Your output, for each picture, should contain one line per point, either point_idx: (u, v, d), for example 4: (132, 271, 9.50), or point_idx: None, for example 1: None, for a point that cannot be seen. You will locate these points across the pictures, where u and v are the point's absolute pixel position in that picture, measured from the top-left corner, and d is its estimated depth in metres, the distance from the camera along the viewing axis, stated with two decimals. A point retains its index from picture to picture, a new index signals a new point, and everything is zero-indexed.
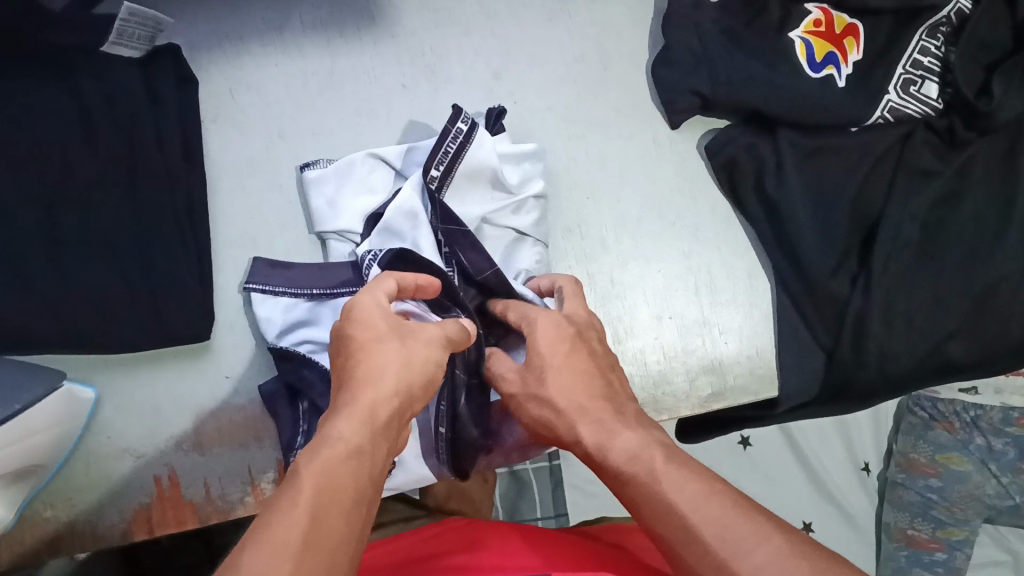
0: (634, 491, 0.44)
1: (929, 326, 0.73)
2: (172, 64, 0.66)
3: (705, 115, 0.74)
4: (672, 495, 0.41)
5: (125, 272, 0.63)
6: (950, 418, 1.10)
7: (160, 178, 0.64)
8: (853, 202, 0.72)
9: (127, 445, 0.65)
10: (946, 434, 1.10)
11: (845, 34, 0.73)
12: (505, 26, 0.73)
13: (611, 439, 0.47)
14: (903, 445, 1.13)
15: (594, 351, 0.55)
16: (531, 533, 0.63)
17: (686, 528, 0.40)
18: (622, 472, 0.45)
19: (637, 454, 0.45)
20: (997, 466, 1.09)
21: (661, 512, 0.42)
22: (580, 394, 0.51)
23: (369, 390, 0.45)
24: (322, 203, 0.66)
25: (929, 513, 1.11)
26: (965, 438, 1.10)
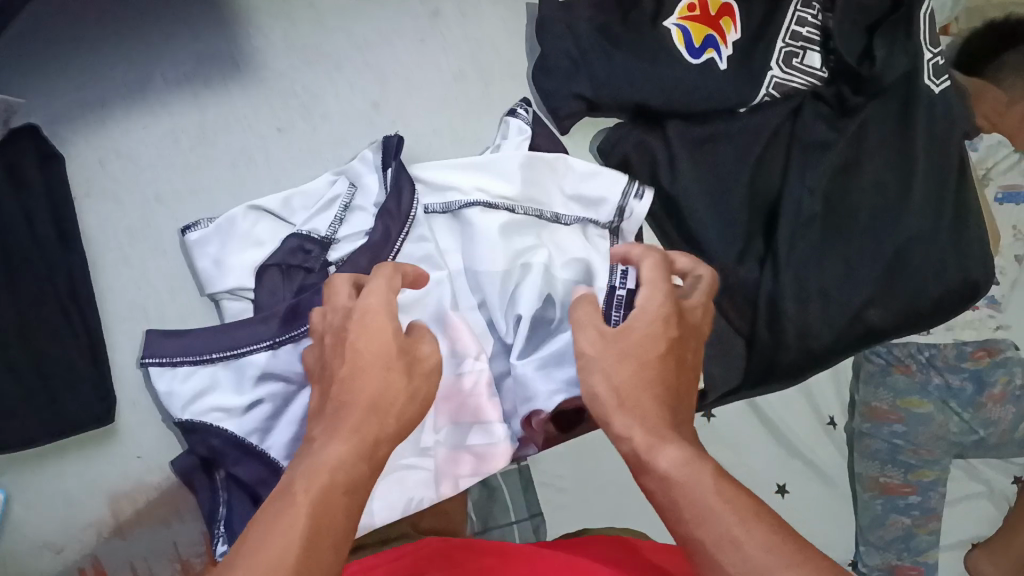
0: (680, 496, 0.42)
1: (848, 296, 0.71)
2: (32, 143, 0.64)
3: (594, 118, 0.74)
4: (721, 513, 0.40)
5: (14, 367, 0.61)
6: (906, 360, 0.97)
7: (38, 265, 0.63)
8: (750, 183, 0.71)
9: (44, 541, 0.63)
10: (904, 377, 0.97)
11: (721, 14, 0.72)
12: (376, 54, 0.72)
13: (664, 445, 0.44)
14: (864, 394, 0.97)
15: (677, 351, 0.50)
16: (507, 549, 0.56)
17: (729, 536, 0.39)
18: (657, 491, 0.43)
19: (693, 457, 0.43)
20: (958, 403, 0.97)
21: (701, 518, 0.40)
22: (648, 392, 0.47)
23: (370, 419, 0.45)
24: (209, 264, 0.64)
25: (899, 458, 0.94)
26: (923, 379, 0.97)
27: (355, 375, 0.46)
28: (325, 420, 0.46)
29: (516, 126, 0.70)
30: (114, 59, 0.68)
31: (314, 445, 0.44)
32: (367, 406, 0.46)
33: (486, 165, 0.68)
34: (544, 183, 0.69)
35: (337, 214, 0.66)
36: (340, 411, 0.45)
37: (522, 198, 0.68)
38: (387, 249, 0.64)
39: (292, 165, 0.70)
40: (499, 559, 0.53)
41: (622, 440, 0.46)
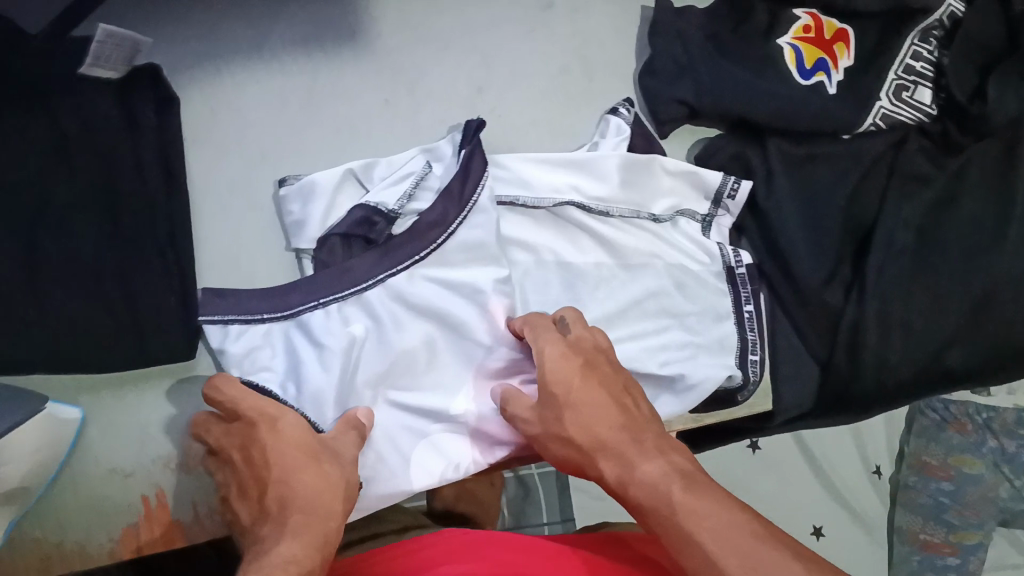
0: (657, 522, 0.46)
1: (929, 333, 0.71)
2: (150, 84, 0.64)
3: (694, 126, 0.74)
4: (692, 526, 0.44)
5: (106, 297, 0.63)
6: (963, 419, 1.00)
7: (140, 201, 0.63)
8: (845, 210, 0.71)
9: (114, 466, 0.65)
10: (958, 436, 1.00)
11: (835, 40, 0.72)
12: (484, 37, 0.73)
13: (637, 467, 0.50)
14: (914, 446, 1.02)
15: (602, 377, 0.56)
16: (528, 544, 0.58)
17: (704, 554, 0.43)
18: (645, 505, 0.48)
19: (666, 476, 0.48)
20: (1010, 467, 1.00)
21: (680, 542, 0.44)
22: (606, 428, 0.53)
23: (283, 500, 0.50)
24: (294, 220, 0.65)
25: (942, 516, 1.00)
26: (979, 439, 1.00)
27: (270, 481, 0.51)
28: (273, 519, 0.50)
29: (615, 125, 0.71)
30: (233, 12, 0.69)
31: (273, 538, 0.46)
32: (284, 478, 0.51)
33: (581, 164, 0.68)
34: (643, 185, 0.70)
35: (409, 187, 0.66)
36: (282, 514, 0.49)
37: (612, 200, 0.69)
38: (442, 230, 0.64)
39: (393, 140, 0.71)
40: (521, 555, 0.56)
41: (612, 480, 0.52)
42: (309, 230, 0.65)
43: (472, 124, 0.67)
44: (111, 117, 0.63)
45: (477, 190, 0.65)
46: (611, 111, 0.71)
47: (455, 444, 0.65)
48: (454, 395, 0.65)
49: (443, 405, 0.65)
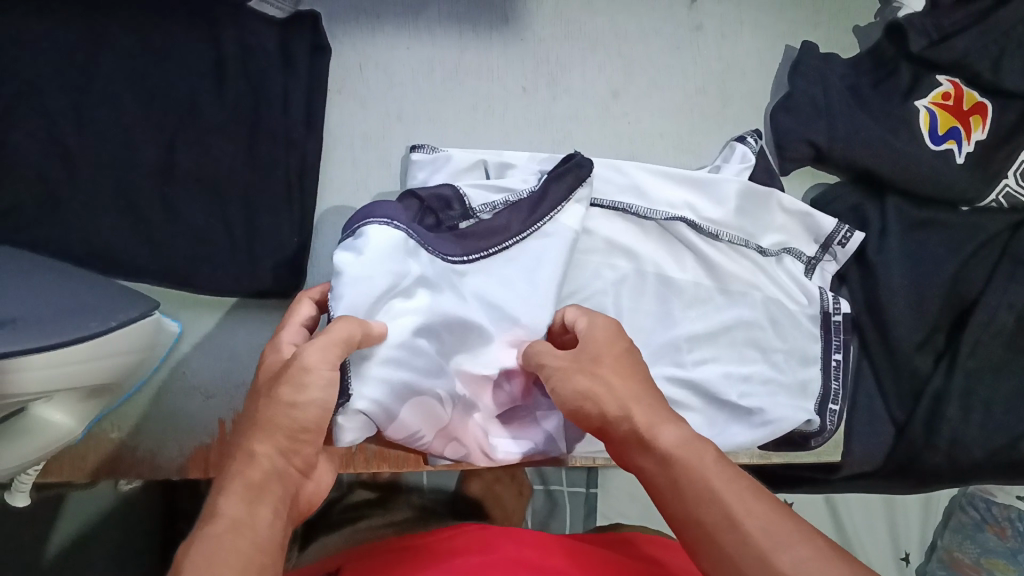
0: (677, 476, 0.42)
1: (1006, 419, 0.71)
2: (309, 30, 0.67)
3: (815, 168, 0.75)
4: (719, 484, 0.40)
5: (229, 219, 0.65)
6: (1002, 522, 1.01)
7: (279, 137, 0.66)
8: (952, 279, 0.71)
9: (199, 385, 0.67)
10: (995, 538, 1.02)
11: (973, 111, 0.72)
12: (630, 47, 0.75)
13: (661, 421, 0.45)
14: (948, 541, 1.05)
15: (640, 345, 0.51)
16: (548, 541, 0.61)
17: (731, 519, 0.39)
18: (665, 455, 0.43)
19: (693, 442, 0.43)
20: None
21: (702, 499, 0.40)
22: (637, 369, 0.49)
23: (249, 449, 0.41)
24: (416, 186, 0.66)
25: None
26: (1016, 546, 1.00)
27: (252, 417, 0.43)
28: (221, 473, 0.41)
29: (740, 152, 0.71)
30: None
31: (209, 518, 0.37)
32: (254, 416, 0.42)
33: (701, 183, 0.68)
34: (756, 215, 0.70)
35: (500, 200, 0.62)
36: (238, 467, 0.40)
37: (726, 224, 0.69)
38: (501, 241, 0.60)
39: (523, 126, 0.73)
40: (538, 550, 0.59)
41: (615, 419, 0.46)
42: None
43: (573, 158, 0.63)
44: (269, 53, 0.66)
45: (545, 218, 0.61)
46: (738, 139, 0.72)
47: (427, 413, 0.57)
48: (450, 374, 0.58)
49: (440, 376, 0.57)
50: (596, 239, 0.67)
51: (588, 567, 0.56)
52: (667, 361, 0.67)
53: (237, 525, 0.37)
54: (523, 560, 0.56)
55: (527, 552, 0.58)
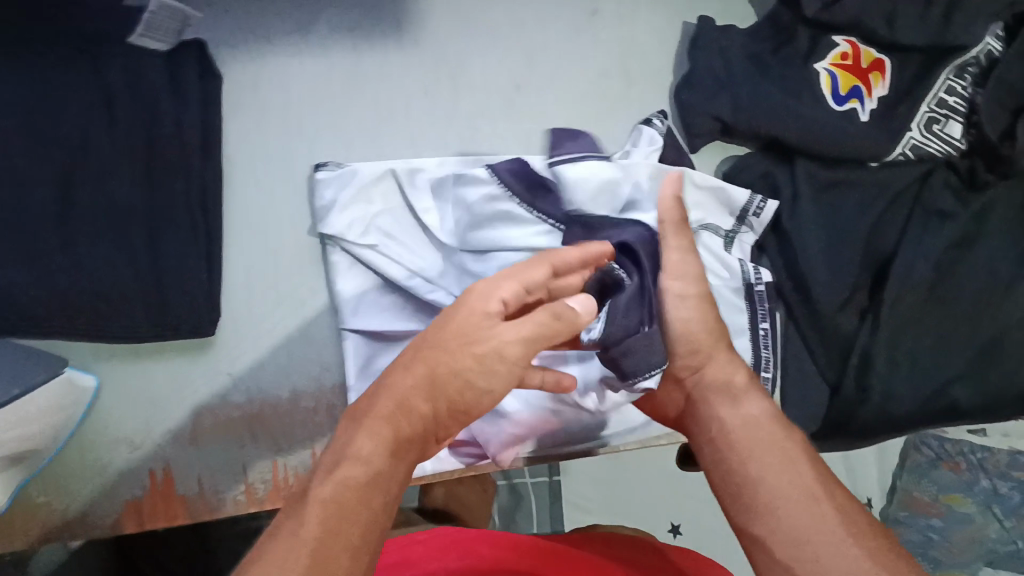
0: (783, 490, 0.48)
1: (933, 370, 0.72)
2: (195, 57, 0.66)
3: (725, 142, 0.75)
4: (812, 487, 0.48)
5: (135, 258, 0.63)
6: (956, 458, 1.03)
7: (175, 169, 0.65)
8: (866, 239, 0.72)
9: (122, 435, 0.65)
10: (950, 473, 1.04)
11: (872, 68, 0.73)
12: (528, 38, 0.74)
13: (756, 447, 0.51)
14: (906, 482, 1.06)
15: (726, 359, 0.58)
16: (520, 541, 0.62)
17: (818, 517, 0.46)
18: (749, 480, 0.50)
19: (789, 467, 0.49)
20: (1001, 508, 1.04)
21: (795, 513, 0.47)
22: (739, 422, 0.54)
23: (405, 402, 0.46)
24: (325, 205, 0.67)
25: (929, 552, 1.06)
26: (970, 479, 1.03)
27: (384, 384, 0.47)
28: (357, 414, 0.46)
29: (648, 134, 0.71)
30: None
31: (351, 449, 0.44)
32: (419, 369, 0.47)
33: None
34: None
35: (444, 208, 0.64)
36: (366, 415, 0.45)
37: None
38: None
39: (429, 128, 0.71)
40: (512, 552, 0.60)
41: (744, 486, 0.50)
42: (338, 219, 0.66)
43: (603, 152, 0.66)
44: (157, 84, 0.64)
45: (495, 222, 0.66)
46: (645, 121, 0.72)
47: None
48: None
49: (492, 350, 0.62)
50: (477, 241, 0.66)
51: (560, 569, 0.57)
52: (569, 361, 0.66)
53: (375, 480, 0.43)
54: (497, 565, 0.57)
55: (500, 555, 0.59)
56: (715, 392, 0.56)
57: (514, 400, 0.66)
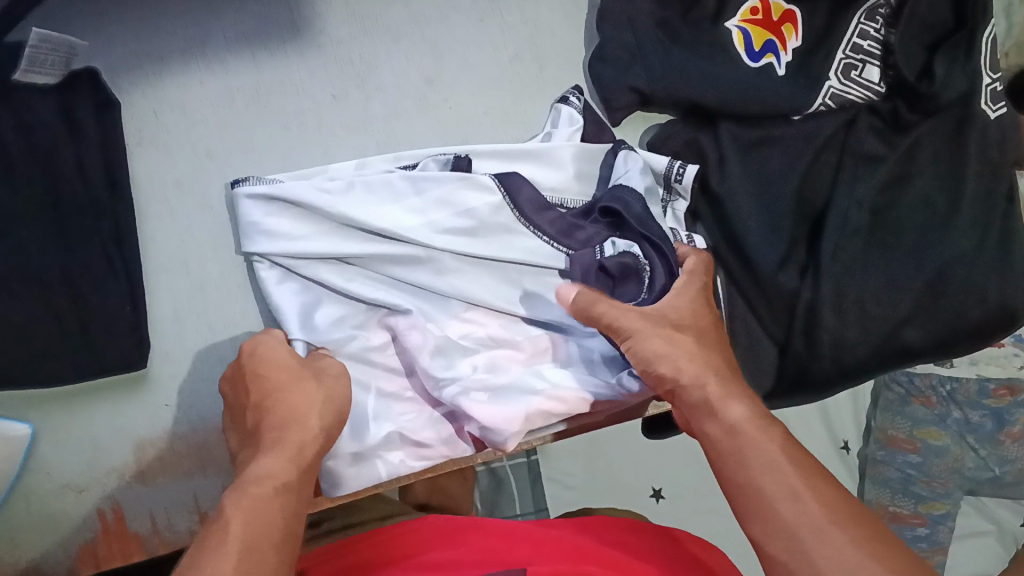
0: (781, 512, 0.45)
1: (884, 314, 0.71)
2: (90, 89, 0.64)
3: (646, 111, 0.74)
4: (813, 520, 0.44)
5: (54, 305, 0.62)
6: (926, 393, 1.03)
7: (84, 209, 0.63)
8: (797, 190, 0.71)
9: (67, 481, 0.63)
10: (923, 408, 1.04)
11: (784, 21, 0.72)
12: (433, 29, 0.72)
13: (759, 455, 0.48)
14: (881, 421, 1.08)
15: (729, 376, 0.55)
16: (514, 529, 0.62)
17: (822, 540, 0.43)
18: (771, 512, 0.45)
19: (756, 428, 0.50)
20: (975, 438, 1.03)
21: (806, 549, 0.43)
22: (739, 415, 0.51)
23: (295, 429, 0.51)
24: (253, 226, 0.61)
25: (910, 488, 1.06)
26: (942, 412, 1.03)
27: (286, 403, 0.52)
28: (258, 442, 0.51)
29: (567, 114, 0.70)
30: (171, 11, 0.67)
31: (267, 465, 0.48)
32: (298, 399, 0.53)
33: (536, 154, 0.68)
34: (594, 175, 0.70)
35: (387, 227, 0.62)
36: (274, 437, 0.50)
37: (568, 188, 0.69)
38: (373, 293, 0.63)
39: (344, 134, 0.70)
40: (505, 538, 0.60)
41: (743, 493, 0.47)
42: (271, 243, 0.61)
43: (613, 142, 0.70)
44: (51, 124, 0.62)
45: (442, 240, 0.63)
46: (561, 100, 0.71)
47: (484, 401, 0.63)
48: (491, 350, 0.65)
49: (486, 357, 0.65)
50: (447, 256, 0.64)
51: (557, 550, 0.57)
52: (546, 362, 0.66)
53: (282, 488, 0.47)
54: (489, 551, 0.58)
55: (494, 541, 0.59)
56: (696, 409, 0.53)
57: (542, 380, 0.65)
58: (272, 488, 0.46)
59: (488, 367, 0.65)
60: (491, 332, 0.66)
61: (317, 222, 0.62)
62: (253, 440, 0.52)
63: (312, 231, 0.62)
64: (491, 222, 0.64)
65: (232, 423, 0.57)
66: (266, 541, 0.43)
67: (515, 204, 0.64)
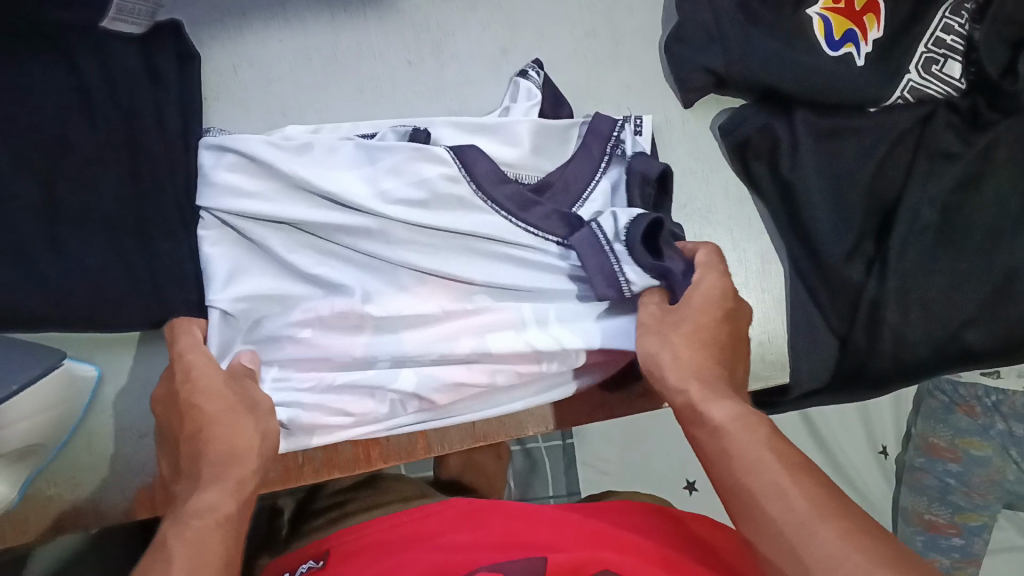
0: (765, 516, 0.43)
1: (947, 313, 0.70)
2: (172, 41, 0.65)
3: (719, 94, 0.74)
4: (795, 522, 0.41)
5: (126, 252, 0.63)
6: (970, 401, 1.01)
7: (160, 157, 0.63)
8: (869, 184, 0.70)
9: (128, 425, 0.65)
10: (966, 417, 1.02)
11: (866, 10, 0.70)
12: (511, 0, 0.72)
13: (745, 448, 0.46)
14: (921, 428, 1.07)
15: (716, 373, 0.53)
16: (537, 510, 0.61)
17: (810, 536, 0.41)
18: (759, 516, 0.43)
19: (742, 418, 0.49)
20: (1018, 451, 1.01)
21: (800, 548, 0.41)
22: (721, 411, 0.49)
23: (229, 464, 0.50)
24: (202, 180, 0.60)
25: (948, 497, 1.05)
26: (986, 422, 1.01)
27: (212, 432, 0.51)
28: (188, 476, 0.50)
29: (525, 88, 0.68)
30: None
31: (202, 497, 0.47)
32: (223, 423, 0.52)
33: (492, 128, 0.65)
34: (555, 153, 0.66)
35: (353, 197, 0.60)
36: (203, 469, 0.49)
37: (527, 164, 0.65)
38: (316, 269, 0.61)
39: (416, 102, 0.70)
40: (526, 518, 0.59)
41: (739, 494, 0.45)
42: (216, 195, 0.59)
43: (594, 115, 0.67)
44: (133, 72, 0.63)
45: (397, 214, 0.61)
46: (520, 75, 0.69)
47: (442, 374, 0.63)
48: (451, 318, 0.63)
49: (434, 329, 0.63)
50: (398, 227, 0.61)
51: (571, 539, 0.55)
52: (500, 326, 0.63)
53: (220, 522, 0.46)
54: (507, 534, 0.56)
55: (515, 522, 0.58)
56: (685, 414, 0.52)
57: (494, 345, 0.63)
58: (211, 520, 0.46)
59: (432, 345, 0.62)
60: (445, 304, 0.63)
61: (282, 184, 0.60)
62: (185, 474, 0.50)
63: (276, 192, 0.60)
64: (446, 194, 0.61)
65: (163, 443, 0.55)
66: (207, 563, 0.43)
67: (473, 176, 0.61)
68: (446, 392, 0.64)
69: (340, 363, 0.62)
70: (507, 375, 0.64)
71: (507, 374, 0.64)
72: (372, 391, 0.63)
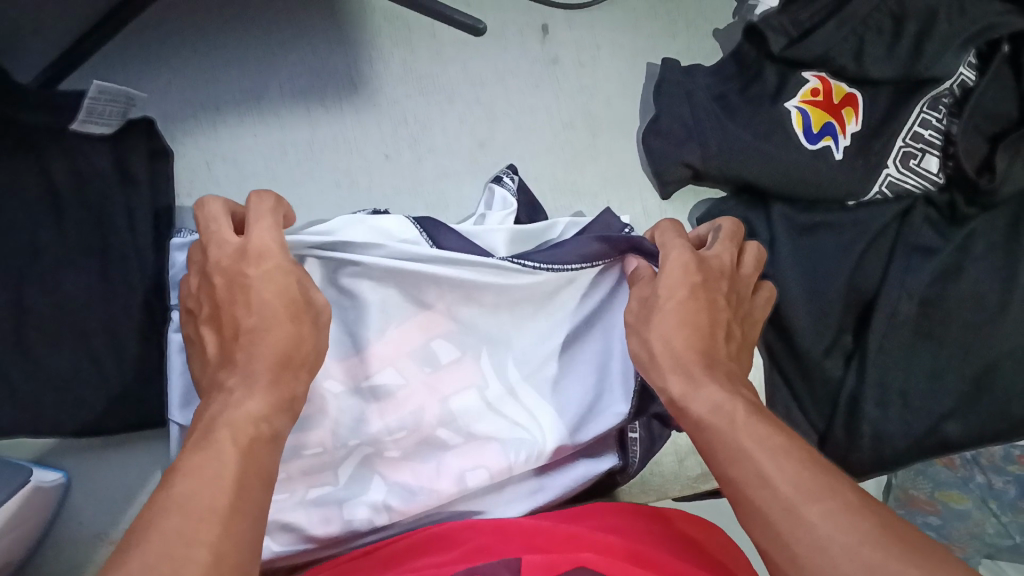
0: (754, 498, 0.41)
1: (925, 403, 0.69)
2: (144, 136, 0.63)
3: (697, 186, 0.74)
4: (785, 492, 0.40)
5: (96, 355, 0.61)
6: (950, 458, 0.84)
7: (129, 258, 0.62)
8: (848, 279, 0.70)
9: (98, 531, 0.63)
10: (946, 470, 0.86)
11: (844, 104, 0.71)
12: (491, 93, 0.72)
13: (738, 425, 0.45)
14: (901, 478, 0.86)
15: (728, 369, 0.51)
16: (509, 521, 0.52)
17: (790, 509, 0.39)
18: (745, 490, 0.42)
19: (724, 403, 0.47)
20: (998, 504, 0.86)
21: (791, 525, 0.39)
22: (708, 390, 0.48)
23: (262, 368, 0.45)
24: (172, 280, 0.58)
25: None
26: (965, 475, 0.85)
27: (247, 306, 0.48)
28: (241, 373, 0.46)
29: (500, 197, 0.65)
30: (231, 63, 0.68)
31: (241, 392, 0.44)
32: (285, 333, 0.47)
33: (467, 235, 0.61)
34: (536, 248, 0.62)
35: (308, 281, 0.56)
36: (241, 371, 0.46)
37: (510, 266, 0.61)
38: None
39: (393, 193, 0.68)
40: (499, 535, 0.50)
41: (728, 478, 0.43)
42: None
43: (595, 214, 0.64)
44: (104, 172, 0.62)
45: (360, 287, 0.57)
46: (495, 180, 0.66)
47: (408, 471, 0.56)
48: (418, 395, 0.56)
49: (410, 412, 0.56)
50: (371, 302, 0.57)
51: (543, 540, 0.49)
52: (464, 387, 0.57)
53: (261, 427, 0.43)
54: (482, 545, 0.49)
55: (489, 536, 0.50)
56: (676, 406, 0.49)
57: (455, 428, 0.57)
58: (264, 435, 0.43)
59: (401, 423, 0.56)
60: (408, 376, 0.57)
61: None
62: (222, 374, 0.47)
63: None
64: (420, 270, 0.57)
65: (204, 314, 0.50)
66: (251, 477, 0.40)
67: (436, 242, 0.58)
68: (413, 497, 0.55)
69: (309, 464, 0.55)
70: (480, 475, 0.56)
71: (480, 475, 0.56)
72: (339, 505, 0.55)
